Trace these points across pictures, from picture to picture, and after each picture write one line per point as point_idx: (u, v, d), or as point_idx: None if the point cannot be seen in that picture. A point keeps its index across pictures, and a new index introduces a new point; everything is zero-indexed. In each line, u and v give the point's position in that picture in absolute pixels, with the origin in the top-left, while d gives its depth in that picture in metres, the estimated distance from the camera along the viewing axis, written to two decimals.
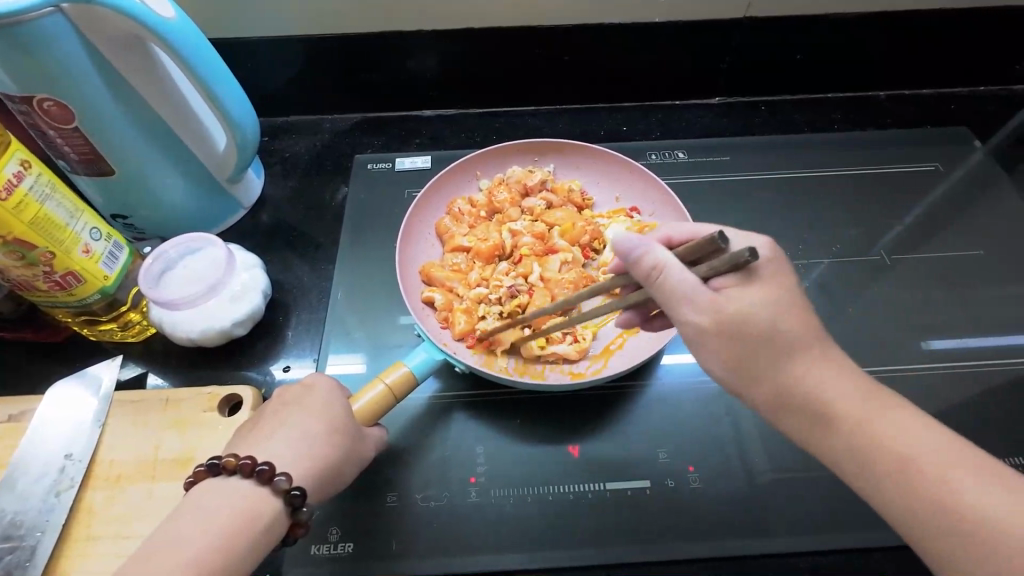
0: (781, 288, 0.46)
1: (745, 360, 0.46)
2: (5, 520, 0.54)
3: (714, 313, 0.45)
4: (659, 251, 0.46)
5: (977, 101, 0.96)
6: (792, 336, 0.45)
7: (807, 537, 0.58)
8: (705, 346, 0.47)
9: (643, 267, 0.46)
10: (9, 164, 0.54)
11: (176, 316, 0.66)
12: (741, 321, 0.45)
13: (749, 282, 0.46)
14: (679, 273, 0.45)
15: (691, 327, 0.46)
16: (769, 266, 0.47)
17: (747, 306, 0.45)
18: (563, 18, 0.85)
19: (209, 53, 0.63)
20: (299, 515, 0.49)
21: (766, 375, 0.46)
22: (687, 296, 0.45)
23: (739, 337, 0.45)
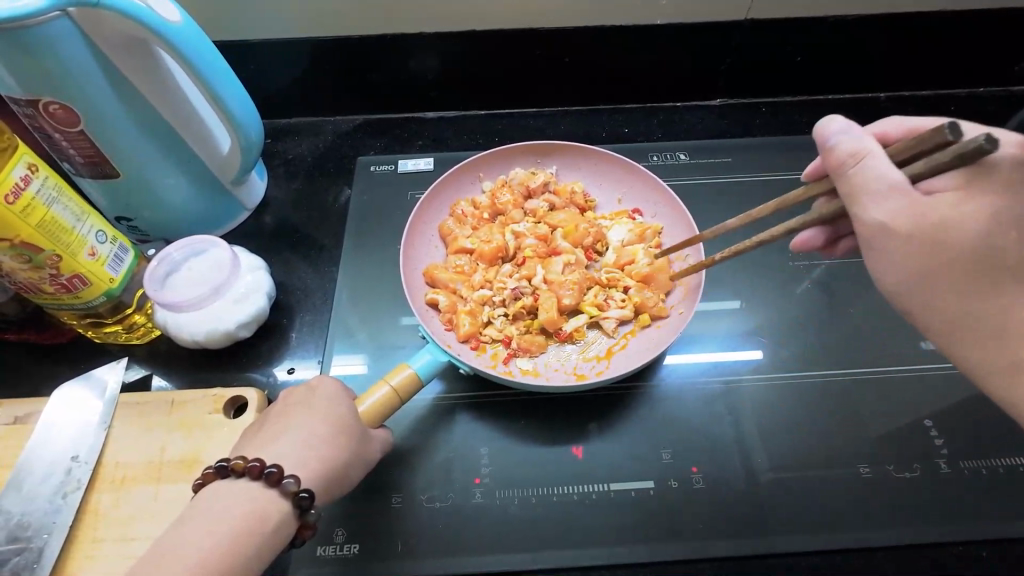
0: (1020, 199, 0.44)
1: (935, 284, 0.47)
2: (12, 522, 0.54)
3: (908, 213, 0.45)
4: (866, 143, 0.47)
5: (976, 101, 0.97)
6: (1007, 262, 0.45)
7: (809, 536, 0.59)
8: (883, 250, 0.47)
9: (840, 156, 0.48)
10: (17, 168, 0.54)
11: (181, 317, 0.66)
12: (937, 230, 0.45)
13: (970, 187, 0.45)
14: (880, 167, 0.46)
15: (876, 225, 0.47)
16: (1011, 171, 0.44)
17: (953, 214, 0.45)
18: (562, 19, 0.86)
19: (213, 55, 0.63)
20: (308, 516, 0.49)
21: (961, 303, 0.47)
22: (880, 190, 0.46)
23: (929, 244, 0.45)
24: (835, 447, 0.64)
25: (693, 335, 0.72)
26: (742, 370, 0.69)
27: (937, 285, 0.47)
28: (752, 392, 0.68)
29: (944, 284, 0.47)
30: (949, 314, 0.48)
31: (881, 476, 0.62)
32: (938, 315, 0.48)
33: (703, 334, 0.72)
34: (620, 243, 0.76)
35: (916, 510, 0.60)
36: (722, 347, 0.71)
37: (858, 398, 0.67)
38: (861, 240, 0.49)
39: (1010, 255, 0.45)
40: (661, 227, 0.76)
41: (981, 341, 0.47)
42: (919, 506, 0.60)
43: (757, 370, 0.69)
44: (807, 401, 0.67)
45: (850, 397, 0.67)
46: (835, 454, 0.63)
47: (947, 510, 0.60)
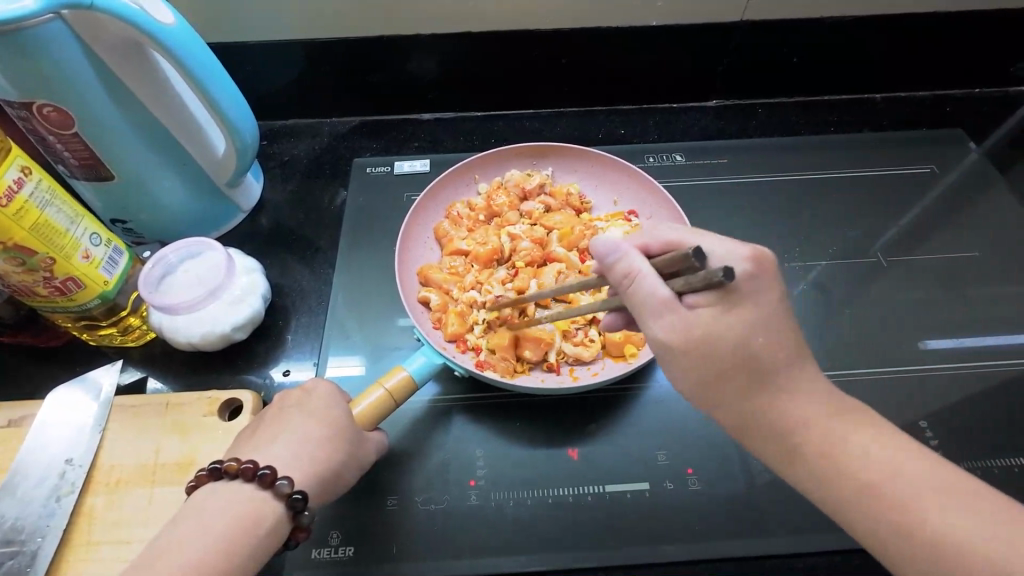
0: (762, 307, 0.46)
1: (713, 387, 0.47)
2: (6, 525, 0.54)
3: (685, 329, 0.45)
4: (636, 259, 0.46)
5: (972, 102, 0.97)
6: (763, 356, 0.46)
7: (805, 538, 0.59)
8: (675, 363, 0.47)
9: (617, 274, 0.47)
10: (10, 170, 0.54)
11: (175, 321, 0.66)
12: (708, 345, 0.45)
13: (723, 302, 0.45)
14: (651, 286, 0.45)
15: (658, 342, 0.47)
16: (749, 280, 0.46)
17: (721, 327, 0.45)
18: (558, 20, 0.86)
19: (208, 57, 0.63)
20: (301, 518, 0.49)
21: (736, 402, 0.46)
22: (656, 310, 0.45)
23: (707, 356, 0.46)
24: None
25: None
26: None
27: (715, 392, 0.47)
28: None
29: (724, 388, 0.46)
30: (728, 413, 0.47)
31: None
32: (727, 413, 0.47)
33: None
34: None
35: None
36: None
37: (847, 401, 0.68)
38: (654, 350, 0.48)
39: (766, 356, 0.46)
40: None
41: (766, 440, 0.46)
42: None
43: None
44: None
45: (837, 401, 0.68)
46: None
47: None
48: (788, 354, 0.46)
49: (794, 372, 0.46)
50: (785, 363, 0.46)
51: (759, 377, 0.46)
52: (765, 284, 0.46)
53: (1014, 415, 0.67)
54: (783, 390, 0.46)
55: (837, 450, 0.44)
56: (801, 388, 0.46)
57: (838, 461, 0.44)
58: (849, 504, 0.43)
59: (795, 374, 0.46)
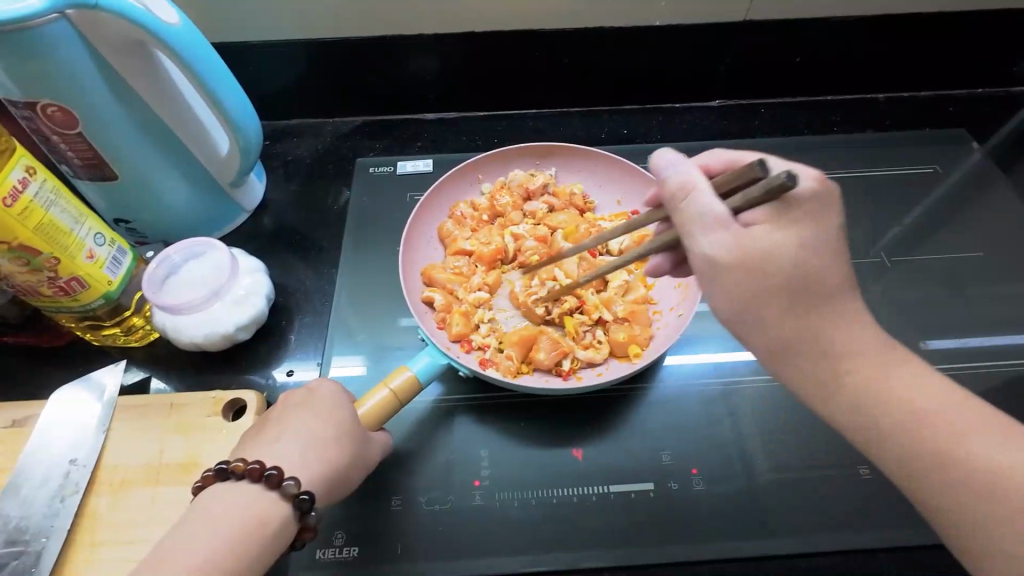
0: (821, 228, 0.43)
1: (759, 307, 0.43)
2: (10, 526, 0.54)
3: (738, 241, 0.43)
4: (692, 174, 0.45)
5: (973, 102, 0.97)
6: (813, 277, 0.43)
7: (809, 538, 0.59)
8: (720, 283, 0.44)
9: (670, 189, 0.46)
10: (15, 170, 0.54)
11: (179, 321, 0.66)
12: (760, 261, 0.42)
13: (782, 220, 0.43)
14: (707, 199, 0.44)
15: (707, 258, 0.44)
16: (813, 200, 0.43)
17: (775, 243, 0.42)
18: (560, 20, 0.86)
19: (212, 57, 0.63)
20: (308, 519, 0.49)
21: (780, 320, 0.43)
22: (710, 222, 0.43)
23: (755, 274, 0.43)
24: (836, 447, 0.64)
25: (694, 335, 0.72)
26: (741, 372, 0.69)
27: (761, 312, 0.44)
28: (752, 392, 0.68)
29: (763, 306, 0.43)
30: (772, 336, 0.44)
31: (882, 478, 0.62)
32: (767, 330, 0.44)
33: (704, 335, 0.72)
34: (619, 246, 0.76)
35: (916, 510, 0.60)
36: (720, 348, 0.71)
37: None
38: (697, 271, 0.45)
39: (817, 278, 0.43)
40: None
41: (808, 359, 0.43)
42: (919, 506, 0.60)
43: (756, 371, 0.69)
44: None
45: None
46: (836, 455, 0.63)
47: None
48: (841, 280, 0.44)
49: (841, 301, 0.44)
50: (834, 285, 0.43)
51: (810, 295, 0.43)
52: (827, 206, 0.43)
53: (1017, 414, 0.67)
54: (834, 310, 0.43)
55: (883, 375, 0.43)
56: (842, 308, 0.44)
57: (883, 386, 0.43)
58: (893, 431, 0.42)
59: (843, 297, 0.44)
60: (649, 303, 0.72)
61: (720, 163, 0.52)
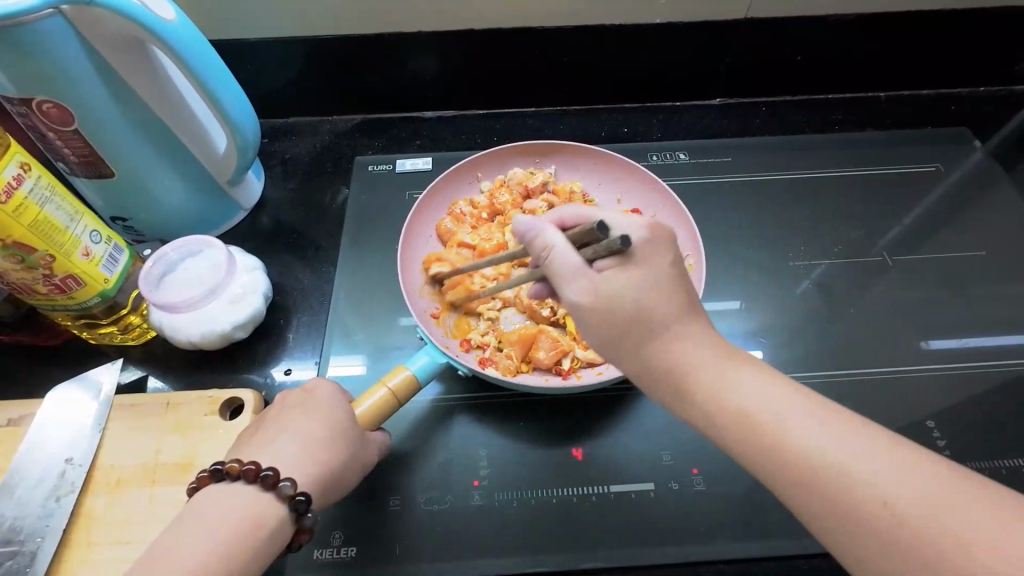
0: (660, 268, 0.47)
1: (620, 341, 0.47)
2: (4, 526, 0.54)
3: (593, 291, 0.46)
4: (551, 233, 0.48)
5: (975, 101, 0.97)
6: (659, 312, 0.46)
7: (810, 539, 0.58)
8: (588, 326, 0.48)
9: (537, 248, 0.49)
10: (9, 167, 0.53)
11: (175, 320, 0.65)
12: (615, 303, 0.46)
13: (629, 265, 0.46)
14: (564, 257, 0.47)
15: (573, 305, 0.48)
16: (647, 243, 0.47)
17: (626, 287, 0.46)
18: (559, 19, 0.85)
19: (210, 54, 0.63)
20: (305, 520, 0.49)
21: (629, 355, 0.47)
22: (569, 277, 0.47)
23: (613, 318, 0.46)
24: None
25: None
26: None
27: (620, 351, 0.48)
28: None
29: (618, 343, 0.47)
30: (634, 365, 0.48)
31: None
32: (624, 360, 0.48)
33: None
34: None
35: None
36: None
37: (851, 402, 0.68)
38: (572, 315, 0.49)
39: (662, 311, 0.46)
40: None
41: (660, 379, 0.46)
42: None
43: None
44: None
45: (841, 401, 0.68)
46: None
47: None
48: (680, 310, 0.46)
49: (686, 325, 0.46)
50: (672, 314, 0.46)
51: (650, 328, 0.46)
52: (663, 246, 0.48)
53: (1018, 414, 0.66)
54: (670, 335, 0.46)
55: (725, 390, 0.44)
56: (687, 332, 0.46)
57: (731, 399, 0.44)
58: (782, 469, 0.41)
59: (686, 325, 0.46)
60: None
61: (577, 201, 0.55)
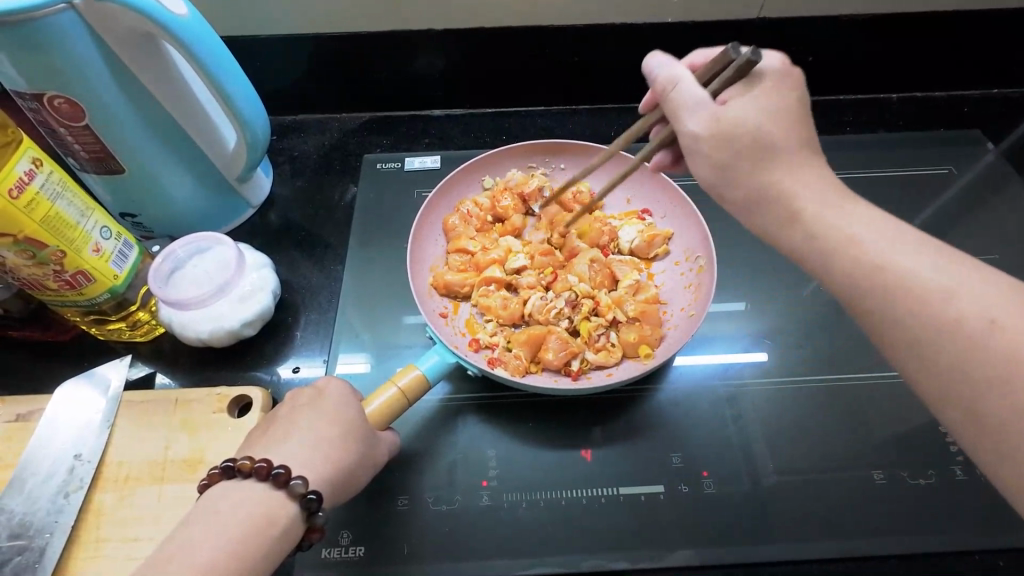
0: (782, 97, 0.48)
1: (734, 167, 0.47)
2: (14, 521, 0.54)
3: (712, 117, 0.48)
4: (677, 69, 0.51)
5: (988, 104, 0.96)
6: (776, 138, 0.47)
7: (819, 544, 0.58)
8: (702, 156, 0.49)
9: (662, 83, 0.52)
10: (21, 162, 0.53)
11: (184, 317, 0.65)
12: (738, 127, 0.47)
13: (754, 92, 0.48)
14: (690, 88, 0.49)
15: (692, 136, 0.49)
16: (774, 80, 0.49)
17: (749, 111, 0.47)
18: (571, 19, 0.85)
19: (221, 50, 0.62)
20: (315, 519, 0.48)
21: (743, 180, 0.47)
22: (694, 105, 0.49)
23: (730, 140, 0.47)
24: (848, 452, 0.63)
25: (702, 337, 0.72)
26: (748, 375, 0.69)
27: (739, 175, 0.47)
28: (760, 394, 0.67)
29: (737, 167, 0.47)
30: (742, 191, 0.48)
31: (894, 483, 0.61)
32: (733, 185, 0.48)
33: (713, 337, 0.71)
34: (630, 246, 0.75)
35: (930, 516, 0.59)
36: (728, 348, 0.71)
37: (863, 402, 0.67)
38: (685, 148, 0.51)
39: (779, 135, 0.47)
40: (670, 232, 0.76)
41: (765, 206, 0.47)
42: (933, 514, 0.59)
43: (764, 373, 0.69)
44: (814, 403, 0.67)
45: (851, 399, 0.67)
46: (848, 459, 0.63)
47: (960, 519, 0.59)
48: (803, 139, 0.48)
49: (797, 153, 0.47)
50: (790, 141, 0.47)
51: (763, 152, 0.47)
52: (791, 84, 0.49)
53: None
54: (785, 162, 0.46)
55: (824, 220, 0.45)
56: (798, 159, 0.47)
57: (832, 220, 0.44)
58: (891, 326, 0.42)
59: (800, 158, 0.47)
60: (659, 304, 0.71)
61: (705, 59, 0.58)
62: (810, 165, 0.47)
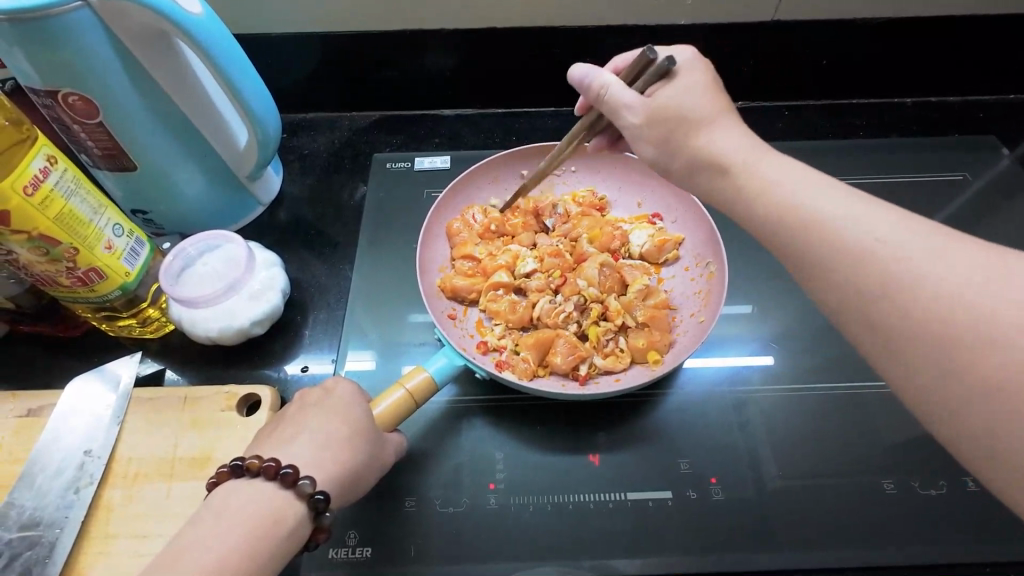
0: (701, 81, 0.53)
1: (670, 144, 0.53)
2: (25, 516, 0.54)
3: (644, 110, 0.54)
4: (603, 75, 0.56)
5: (1003, 108, 0.95)
6: (702, 111, 0.52)
7: (827, 553, 0.57)
8: (646, 144, 0.55)
9: (593, 90, 0.57)
10: (36, 159, 0.54)
11: (195, 315, 0.65)
12: (667, 115, 0.52)
13: (675, 81, 0.53)
14: (619, 91, 0.55)
15: (631, 128, 0.55)
16: (691, 68, 0.54)
17: (675, 97, 0.52)
18: (582, 20, 0.84)
19: (234, 48, 0.62)
20: (322, 519, 0.48)
21: (678, 154, 0.53)
22: (628, 107, 0.55)
23: (664, 125, 0.53)
24: (856, 459, 0.63)
25: (711, 341, 0.71)
26: (756, 380, 0.68)
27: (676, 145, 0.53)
28: (768, 399, 0.67)
29: (672, 143, 0.53)
30: (683, 159, 0.53)
31: (903, 492, 0.60)
32: (674, 159, 0.54)
33: (722, 342, 0.71)
34: (640, 250, 0.75)
35: (940, 526, 0.58)
36: (737, 353, 0.70)
37: (872, 409, 0.66)
38: (630, 139, 0.57)
39: (699, 111, 0.52)
40: (681, 237, 0.75)
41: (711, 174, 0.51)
42: (942, 524, 0.58)
43: (773, 378, 0.68)
44: (824, 409, 0.66)
45: (859, 406, 0.66)
46: (856, 466, 0.62)
47: (968, 530, 0.58)
48: (721, 107, 0.52)
49: (716, 121, 0.52)
50: (715, 115, 0.52)
51: (690, 124, 0.52)
52: (704, 70, 0.54)
53: None
54: (707, 129, 0.51)
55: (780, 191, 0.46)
56: (723, 126, 0.51)
57: (778, 180, 0.46)
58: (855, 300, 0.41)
59: (725, 124, 0.51)
60: (669, 309, 0.71)
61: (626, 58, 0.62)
62: (735, 130, 0.51)
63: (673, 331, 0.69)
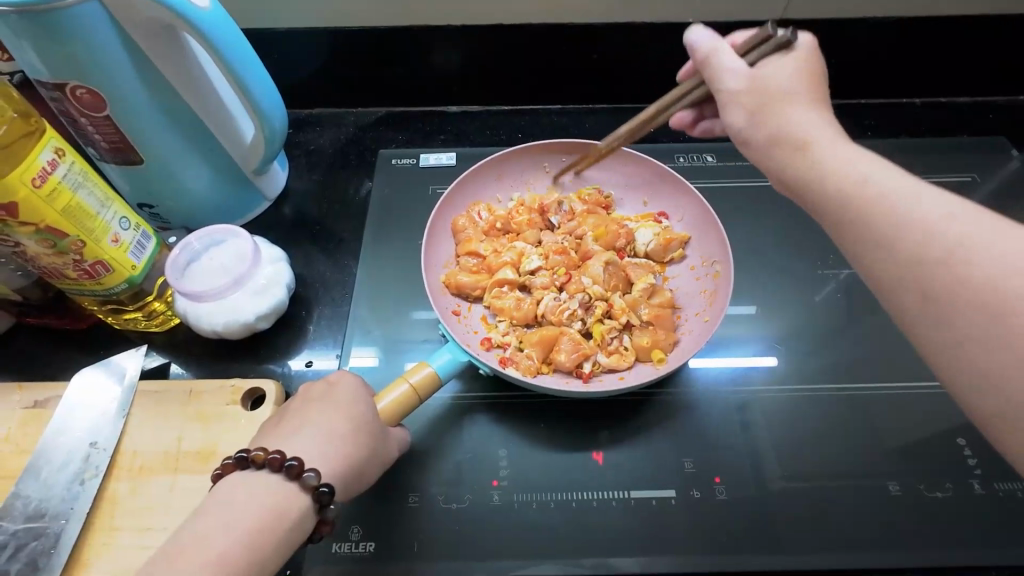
0: (811, 68, 0.53)
1: (766, 110, 0.51)
2: (30, 507, 0.55)
3: (749, 78, 0.52)
4: (718, 41, 0.55)
5: (1013, 110, 0.94)
6: (799, 94, 0.51)
7: (830, 555, 0.57)
8: (738, 110, 0.53)
9: (703, 52, 0.55)
10: (44, 152, 0.54)
11: (201, 308, 0.65)
12: (771, 85, 0.51)
13: (786, 60, 0.52)
14: (730, 58, 0.53)
15: (730, 92, 0.53)
16: (804, 53, 0.53)
17: (782, 73, 0.51)
18: (589, 18, 0.84)
19: (241, 42, 0.62)
20: (327, 511, 0.49)
21: (769, 122, 0.51)
22: (736, 71, 0.53)
23: (764, 95, 0.51)
24: (862, 461, 0.62)
25: (715, 341, 0.71)
26: (761, 380, 0.68)
27: (768, 112, 0.51)
28: (773, 399, 0.67)
29: (767, 110, 0.51)
30: (766, 131, 0.51)
31: (908, 494, 0.60)
32: (760, 130, 0.51)
33: (727, 341, 0.71)
34: (645, 249, 0.75)
35: (946, 529, 0.58)
36: (742, 353, 0.70)
37: (878, 410, 0.66)
38: (720, 107, 0.55)
39: (797, 91, 0.51)
40: (687, 236, 0.75)
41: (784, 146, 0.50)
42: (948, 527, 0.58)
43: (778, 379, 0.68)
44: (830, 410, 0.66)
45: (865, 407, 0.66)
46: (862, 467, 0.62)
47: (974, 533, 0.57)
48: (819, 93, 0.52)
49: (800, 98, 0.51)
50: (808, 99, 0.51)
51: (784, 95, 0.51)
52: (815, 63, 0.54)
53: None
54: (790, 104, 0.51)
55: (838, 164, 0.47)
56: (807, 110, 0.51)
57: (847, 158, 0.47)
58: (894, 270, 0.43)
59: (815, 113, 0.51)
60: (674, 308, 0.71)
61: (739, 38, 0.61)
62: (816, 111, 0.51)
63: (676, 330, 0.69)
